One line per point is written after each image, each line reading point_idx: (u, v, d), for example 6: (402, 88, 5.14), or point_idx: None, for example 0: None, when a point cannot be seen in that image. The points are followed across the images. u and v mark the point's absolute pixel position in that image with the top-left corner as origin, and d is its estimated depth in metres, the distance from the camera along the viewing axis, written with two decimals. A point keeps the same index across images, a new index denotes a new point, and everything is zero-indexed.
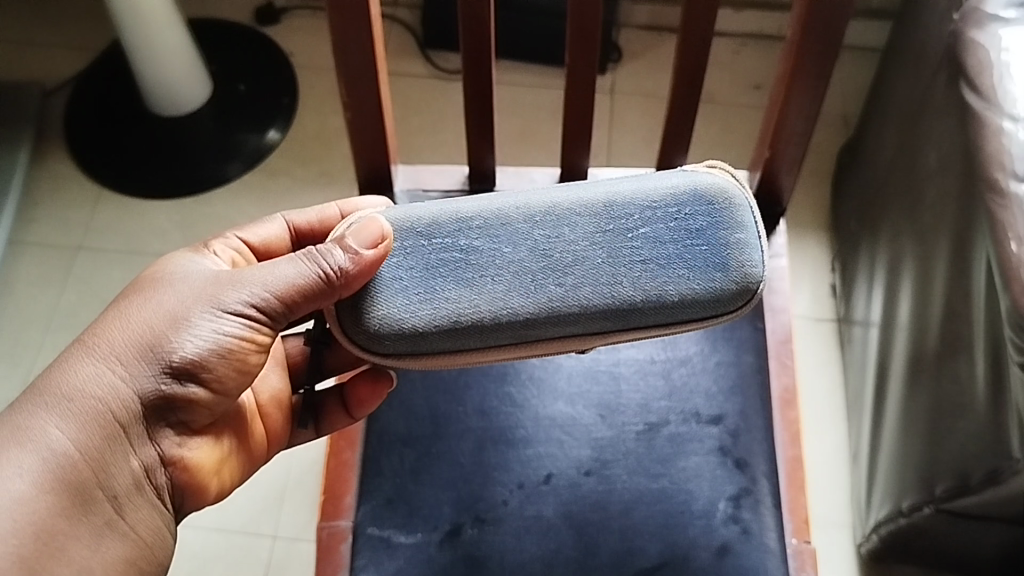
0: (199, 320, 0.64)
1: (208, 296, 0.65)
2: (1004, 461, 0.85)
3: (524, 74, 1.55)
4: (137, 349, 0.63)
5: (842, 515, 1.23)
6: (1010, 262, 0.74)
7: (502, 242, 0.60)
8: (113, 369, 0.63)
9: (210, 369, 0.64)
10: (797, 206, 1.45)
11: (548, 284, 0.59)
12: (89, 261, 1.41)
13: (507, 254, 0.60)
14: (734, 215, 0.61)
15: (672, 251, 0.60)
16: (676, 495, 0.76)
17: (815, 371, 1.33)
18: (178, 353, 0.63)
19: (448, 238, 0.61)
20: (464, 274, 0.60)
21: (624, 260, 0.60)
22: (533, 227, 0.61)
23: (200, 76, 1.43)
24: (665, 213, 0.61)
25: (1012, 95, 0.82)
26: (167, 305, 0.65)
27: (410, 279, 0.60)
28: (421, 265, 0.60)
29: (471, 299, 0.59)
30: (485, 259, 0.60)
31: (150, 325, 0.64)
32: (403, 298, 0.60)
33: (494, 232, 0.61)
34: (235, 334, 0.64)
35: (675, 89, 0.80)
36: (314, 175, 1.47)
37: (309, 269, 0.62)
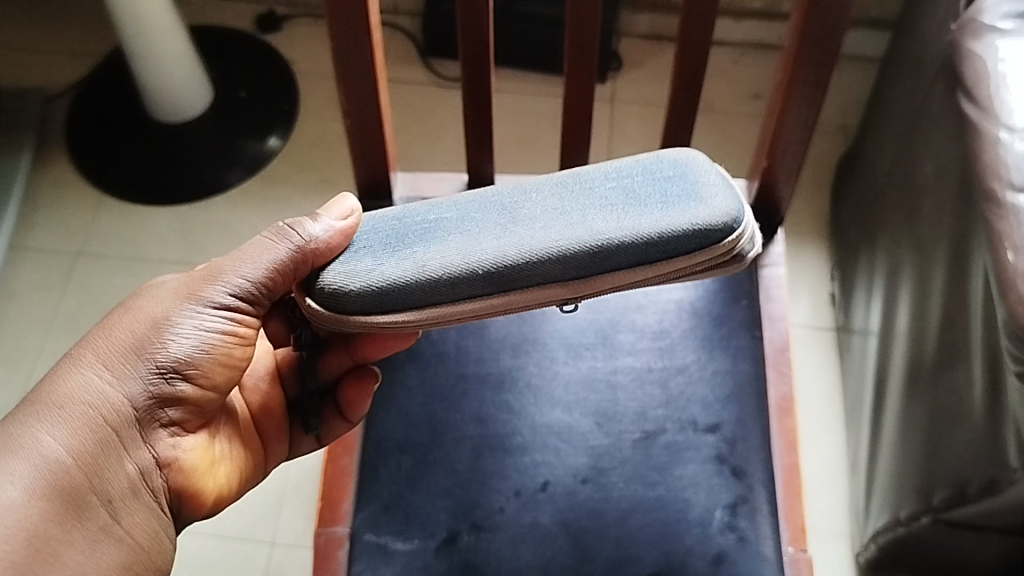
0: (182, 319, 0.65)
1: (189, 293, 0.66)
2: (1001, 471, 0.85)
3: (523, 83, 1.56)
4: (126, 354, 0.64)
5: (841, 524, 1.23)
6: (1007, 272, 0.74)
7: (472, 206, 0.60)
8: (102, 375, 0.63)
9: (200, 366, 0.65)
10: (796, 215, 1.45)
11: (516, 232, 0.57)
12: (89, 267, 1.42)
13: (476, 215, 0.59)
14: (701, 162, 0.59)
15: (640, 192, 0.58)
16: (672, 502, 0.76)
17: (813, 379, 1.33)
18: (163, 354, 0.64)
19: (419, 211, 0.61)
20: (432, 233, 0.59)
21: (593, 205, 0.58)
22: (502, 192, 0.60)
23: (201, 83, 1.44)
24: (630, 167, 0.59)
25: (1008, 106, 0.83)
26: (148, 308, 0.65)
27: (378, 244, 0.60)
28: (391, 231, 0.60)
29: (441, 252, 0.57)
30: (454, 220, 0.59)
31: (135, 331, 0.65)
32: (371, 258, 0.59)
33: (464, 201, 0.60)
34: (220, 329, 0.66)
35: (672, 98, 0.81)
36: (314, 183, 1.48)
37: (280, 247, 0.63)
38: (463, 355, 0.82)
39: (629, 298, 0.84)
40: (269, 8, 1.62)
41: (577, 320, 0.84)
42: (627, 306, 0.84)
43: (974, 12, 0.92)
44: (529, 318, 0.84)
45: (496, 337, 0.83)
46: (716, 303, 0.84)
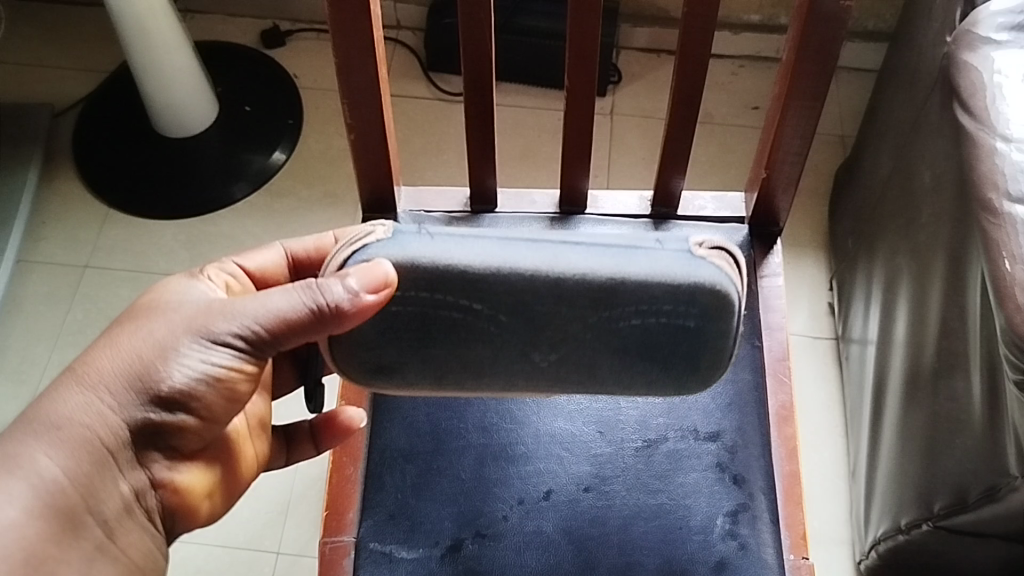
0: (188, 350, 0.62)
1: (201, 325, 0.62)
2: (1000, 478, 0.86)
3: (525, 96, 1.57)
4: (127, 379, 0.61)
5: (841, 532, 1.24)
6: (1003, 279, 0.75)
7: (498, 311, 0.55)
8: (101, 398, 0.61)
9: (199, 397, 0.62)
10: (795, 225, 1.46)
11: (533, 355, 0.58)
12: (95, 280, 1.42)
13: (500, 323, 0.56)
14: (723, 322, 0.56)
15: (657, 343, 0.57)
16: (673, 510, 0.77)
17: (814, 388, 1.34)
18: (166, 383, 0.61)
19: (446, 301, 0.54)
20: (456, 337, 0.57)
21: (609, 344, 0.57)
22: (530, 303, 0.54)
23: (206, 99, 1.46)
24: (665, 311, 0.55)
25: (1005, 116, 0.84)
26: (157, 333, 0.62)
27: (404, 336, 0.58)
28: (417, 324, 0.57)
29: (456, 357, 0.58)
30: (478, 324, 0.56)
31: (140, 353, 0.62)
32: (396, 352, 0.59)
33: (491, 301, 0.54)
34: (226, 358, 0.62)
35: (672, 111, 0.82)
36: (318, 196, 1.49)
37: (302, 300, 0.57)
38: None
39: None
40: (273, 24, 1.64)
41: None
42: None
43: (969, 24, 0.93)
44: None
45: None
46: None
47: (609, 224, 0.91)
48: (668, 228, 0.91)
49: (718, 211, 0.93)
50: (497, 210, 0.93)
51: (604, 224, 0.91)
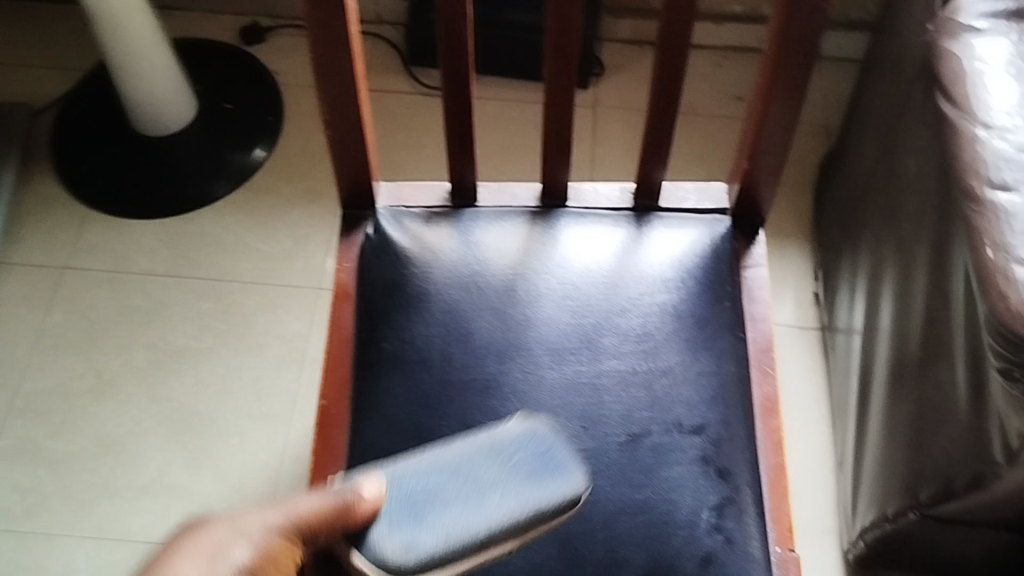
0: (243, 543, 0.61)
1: (257, 508, 0.62)
2: (986, 466, 0.86)
3: (507, 89, 1.56)
4: (202, 569, 0.59)
5: (830, 522, 1.24)
6: (985, 266, 0.75)
7: (458, 467, 0.67)
8: (184, 574, 0.58)
9: (274, 558, 0.61)
10: (779, 215, 1.46)
11: (504, 491, 0.65)
12: (74, 280, 1.41)
13: (460, 457, 0.67)
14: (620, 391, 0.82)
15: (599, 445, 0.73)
16: (659, 505, 0.76)
17: (800, 379, 1.34)
18: (238, 564, 0.60)
19: (420, 488, 0.65)
20: (437, 502, 0.64)
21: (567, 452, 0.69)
22: (481, 444, 0.69)
23: (185, 96, 1.44)
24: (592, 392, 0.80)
25: (986, 103, 0.84)
26: (218, 539, 0.60)
27: (394, 510, 0.64)
28: (403, 502, 0.64)
29: (450, 528, 0.62)
30: (447, 482, 0.66)
31: (210, 553, 0.59)
32: (399, 533, 0.62)
33: (449, 468, 0.67)
34: (286, 536, 0.62)
35: (653, 102, 0.81)
36: (299, 193, 1.48)
37: (334, 496, 0.63)
38: (449, 361, 0.81)
39: (612, 301, 0.84)
40: (253, 20, 1.63)
41: (561, 323, 0.83)
42: (611, 310, 0.84)
43: (949, 11, 0.93)
44: (513, 323, 0.83)
45: (480, 342, 0.82)
46: (699, 305, 0.84)
47: (591, 217, 0.90)
48: (650, 220, 0.90)
49: (701, 203, 0.92)
50: (478, 204, 0.92)
51: (586, 217, 0.90)
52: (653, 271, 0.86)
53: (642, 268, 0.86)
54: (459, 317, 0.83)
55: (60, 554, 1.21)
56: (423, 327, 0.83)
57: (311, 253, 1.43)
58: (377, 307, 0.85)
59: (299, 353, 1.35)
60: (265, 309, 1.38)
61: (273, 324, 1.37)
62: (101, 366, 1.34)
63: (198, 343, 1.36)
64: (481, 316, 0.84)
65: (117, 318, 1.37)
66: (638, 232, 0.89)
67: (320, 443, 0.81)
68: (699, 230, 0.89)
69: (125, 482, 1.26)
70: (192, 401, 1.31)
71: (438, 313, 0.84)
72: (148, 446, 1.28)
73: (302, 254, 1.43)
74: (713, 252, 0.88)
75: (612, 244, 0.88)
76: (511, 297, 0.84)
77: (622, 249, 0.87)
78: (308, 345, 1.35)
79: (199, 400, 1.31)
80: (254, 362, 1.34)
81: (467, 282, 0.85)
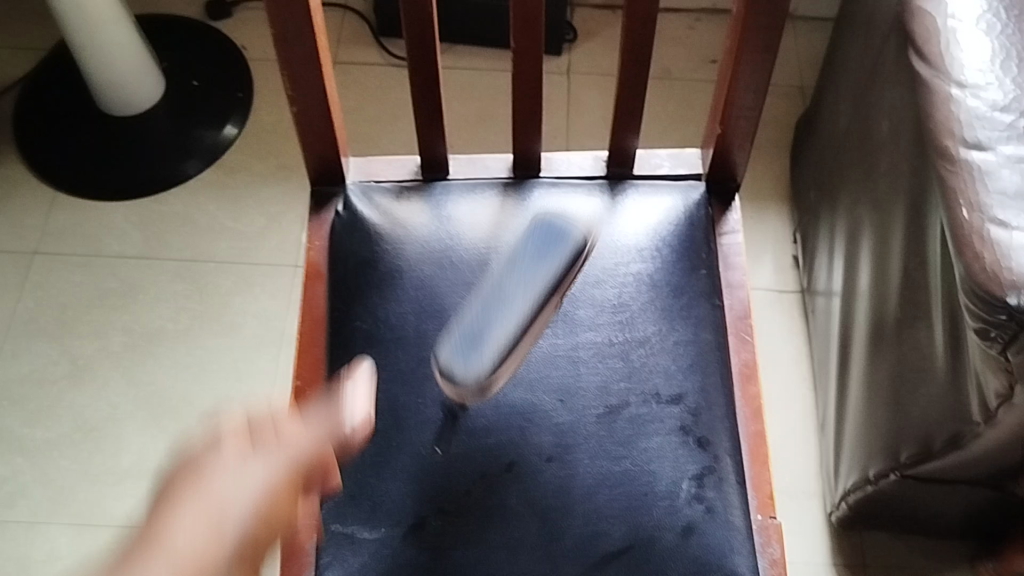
0: (251, 466, 0.59)
1: (257, 453, 0.61)
2: (965, 425, 0.86)
3: (479, 58, 1.54)
4: (213, 498, 0.56)
5: (812, 485, 1.24)
6: (961, 226, 0.74)
7: (496, 292, 0.68)
8: (203, 509, 0.55)
9: (282, 515, 0.59)
10: (756, 178, 1.45)
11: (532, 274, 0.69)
12: (44, 265, 1.38)
13: (496, 292, 0.68)
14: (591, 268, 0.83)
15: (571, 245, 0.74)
16: (638, 476, 0.75)
17: (780, 342, 1.33)
18: (252, 501, 0.57)
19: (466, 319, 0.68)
20: (483, 324, 0.67)
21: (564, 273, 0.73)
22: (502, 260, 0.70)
23: (150, 74, 1.42)
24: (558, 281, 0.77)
25: (959, 61, 0.83)
26: (222, 472, 0.58)
27: (458, 345, 0.67)
28: (460, 339, 0.67)
29: (503, 326, 0.66)
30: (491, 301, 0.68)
31: (216, 490, 0.56)
32: (462, 357, 0.66)
33: (490, 297, 0.68)
34: (290, 478, 0.62)
35: (623, 69, 0.80)
36: (271, 169, 1.46)
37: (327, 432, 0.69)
38: (423, 338, 0.80)
39: (587, 273, 0.83)
40: None
41: None
42: (586, 281, 0.83)
43: None
44: None
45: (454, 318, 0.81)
46: (675, 274, 0.83)
47: (565, 186, 0.89)
48: (623, 188, 0.89)
49: (675, 169, 0.91)
50: (449, 177, 0.91)
51: (559, 187, 0.89)
52: (628, 240, 0.85)
53: (617, 237, 0.85)
54: (433, 292, 0.82)
55: (42, 541, 1.20)
56: (397, 305, 0.82)
57: (286, 230, 1.41)
58: (350, 285, 0.84)
59: (277, 332, 1.34)
60: (241, 289, 1.37)
61: (249, 303, 1.36)
62: (76, 351, 1.32)
63: (174, 325, 1.34)
64: (454, 292, 0.82)
65: (90, 302, 1.35)
66: (612, 201, 0.87)
67: None
68: (674, 197, 0.88)
69: (105, 467, 1.24)
70: (170, 384, 1.30)
71: (412, 289, 0.83)
72: (127, 430, 1.27)
73: (276, 232, 1.41)
74: (688, 219, 0.87)
75: (586, 213, 0.87)
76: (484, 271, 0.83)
77: (596, 219, 0.86)
78: (286, 324, 1.34)
79: (177, 382, 1.30)
80: (232, 342, 1.33)
81: (440, 257, 0.84)
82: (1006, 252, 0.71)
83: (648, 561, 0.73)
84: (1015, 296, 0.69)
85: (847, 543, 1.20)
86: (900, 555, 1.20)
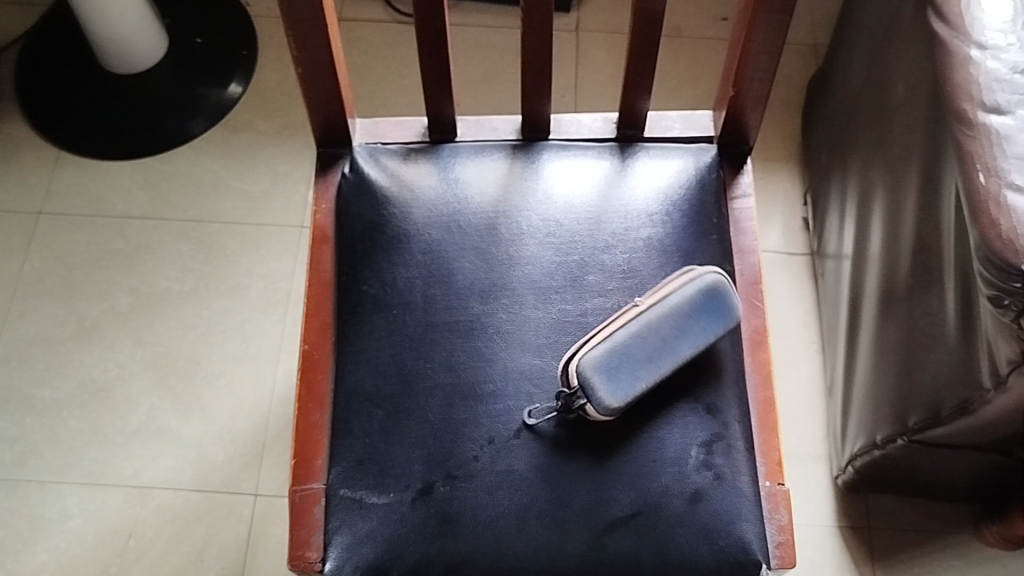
0: None
1: None
2: (974, 392, 0.85)
3: (486, 15, 1.51)
4: None
5: (818, 448, 1.24)
6: (977, 192, 0.73)
7: (514, 253, 0.82)
8: None
9: None
10: (767, 139, 1.43)
11: (569, 284, 0.80)
12: (50, 225, 1.37)
13: (523, 259, 0.81)
14: (597, 201, 0.84)
15: (587, 230, 0.83)
16: (647, 443, 0.75)
17: (788, 306, 1.33)
18: None
19: (496, 286, 0.80)
20: (517, 302, 0.80)
21: (585, 255, 0.81)
22: (524, 238, 0.82)
23: (153, 32, 1.40)
24: (573, 233, 0.82)
25: (980, 22, 0.81)
26: None
27: (616, 367, 0.72)
28: (619, 363, 0.72)
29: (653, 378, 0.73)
30: (508, 267, 0.81)
31: None
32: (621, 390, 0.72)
33: (504, 256, 0.81)
34: None
35: (634, 29, 0.78)
36: (277, 129, 1.44)
37: None
38: (431, 303, 0.80)
39: (597, 237, 0.82)
40: None
41: (545, 261, 0.81)
42: (595, 246, 0.82)
43: None
44: (495, 262, 0.81)
45: (462, 283, 0.80)
46: (686, 239, 0.82)
47: (575, 149, 0.88)
48: (634, 151, 0.87)
49: (686, 131, 0.90)
50: (457, 138, 0.89)
51: (569, 149, 0.87)
52: (639, 203, 0.84)
53: (627, 201, 0.84)
54: (441, 257, 0.82)
55: (53, 500, 1.21)
56: (405, 269, 0.81)
57: (291, 190, 1.40)
58: (357, 249, 0.83)
59: (283, 293, 1.33)
60: (247, 250, 1.36)
61: (255, 264, 1.35)
62: (83, 312, 1.32)
63: (180, 286, 1.34)
64: (462, 256, 0.82)
65: (96, 262, 1.35)
66: (623, 164, 0.86)
67: (305, 390, 0.80)
68: (685, 159, 0.87)
69: (114, 428, 1.25)
70: (178, 344, 1.30)
71: (419, 254, 0.82)
72: (136, 391, 1.27)
73: (282, 192, 1.40)
74: (699, 182, 0.85)
75: (596, 176, 0.85)
76: (493, 235, 0.82)
77: (606, 182, 0.85)
78: (292, 285, 1.34)
79: (184, 343, 1.30)
80: (239, 303, 1.33)
81: (447, 221, 0.83)
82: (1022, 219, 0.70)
83: (656, 527, 0.73)
84: None
85: (852, 506, 1.21)
86: (904, 518, 1.20)
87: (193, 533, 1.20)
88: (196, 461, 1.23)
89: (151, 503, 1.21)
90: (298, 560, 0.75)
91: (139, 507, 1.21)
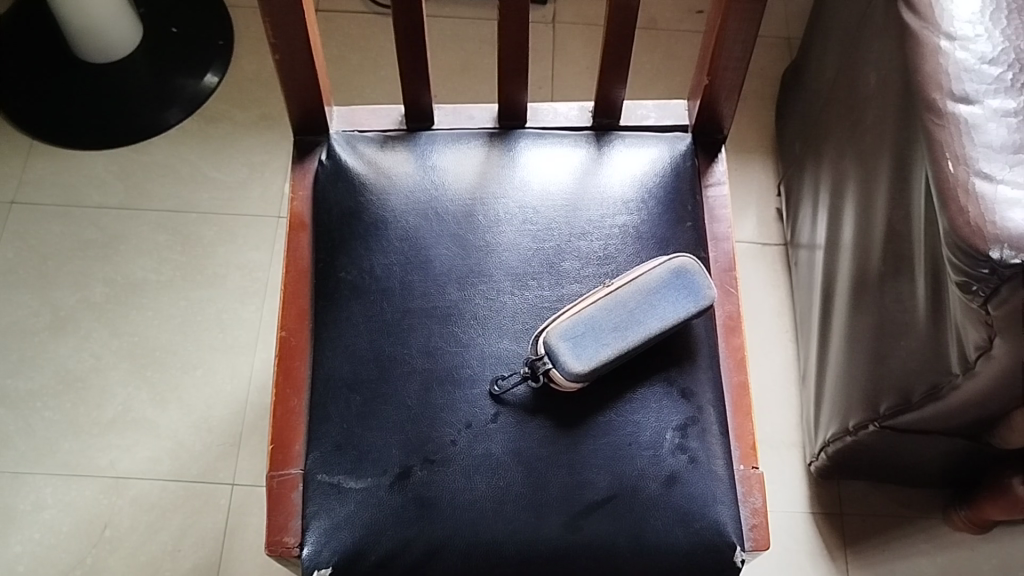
0: None
1: None
2: (943, 377, 0.87)
3: (462, 7, 1.52)
4: None
5: (792, 435, 1.25)
6: (946, 180, 0.74)
7: (492, 240, 0.82)
8: None
9: None
10: (741, 131, 1.45)
11: (545, 273, 0.81)
12: (24, 215, 1.36)
13: (500, 246, 0.82)
14: (574, 189, 0.85)
15: (564, 217, 0.83)
16: (622, 427, 0.76)
17: (762, 295, 1.34)
18: None
19: (472, 273, 0.81)
20: (493, 290, 0.80)
21: (562, 243, 0.82)
22: (501, 226, 0.83)
23: (128, 21, 1.39)
24: (550, 221, 0.83)
25: (949, 13, 0.83)
26: None
27: (581, 335, 0.73)
28: (583, 330, 0.73)
29: (619, 350, 0.73)
30: (485, 254, 0.82)
31: None
32: (586, 356, 0.73)
33: (481, 243, 0.82)
34: None
35: (610, 19, 0.78)
36: (253, 119, 1.44)
37: None
38: (408, 289, 0.80)
39: (574, 224, 0.83)
40: None
41: (522, 248, 0.82)
42: (572, 233, 0.82)
43: None
44: (472, 249, 0.82)
45: (439, 270, 0.81)
46: (661, 226, 0.83)
47: (551, 137, 0.88)
48: (610, 139, 0.88)
49: (661, 120, 0.90)
50: (435, 126, 0.90)
51: (546, 137, 0.88)
52: (615, 191, 0.84)
53: (603, 188, 0.85)
54: (418, 244, 0.82)
55: (27, 491, 1.20)
56: (382, 256, 0.82)
57: (268, 180, 1.40)
58: (335, 235, 0.83)
59: (260, 283, 1.33)
60: (224, 240, 1.36)
61: (232, 254, 1.35)
62: (57, 302, 1.31)
63: (157, 277, 1.33)
64: (439, 243, 0.82)
65: (70, 253, 1.34)
66: (600, 151, 0.87)
67: (282, 376, 0.81)
68: (660, 147, 0.88)
69: (90, 419, 1.24)
70: (154, 336, 1.29)
71: (397, 241, 0.82)
72: (112, 381, 1.27)
73: (258, 182, 1.40)
74: (674, 170, 0.86)
75: (573, 164, 0.86)
76: (471, 223, 0.83)
77: (582, 170, 0.86)
78: (269, 275, 1.34)
79: (160, 333, 1.30)
80: (215, 293, 1.32)
81: (425, 208, 0.83)
82: (991, 206, 0.71)
83: (632, 510, 0.74)
84: (998, 250, 0.68)
85: (825, 492, 1.22)
86: (876, 503, 1.22)
87: (170, 523, 1.19)
88: (174, 451, 1.23)
89: (128, 494, 1.20)
90: (276, 545, 0.75)
91: (115, 498, 1.20)
